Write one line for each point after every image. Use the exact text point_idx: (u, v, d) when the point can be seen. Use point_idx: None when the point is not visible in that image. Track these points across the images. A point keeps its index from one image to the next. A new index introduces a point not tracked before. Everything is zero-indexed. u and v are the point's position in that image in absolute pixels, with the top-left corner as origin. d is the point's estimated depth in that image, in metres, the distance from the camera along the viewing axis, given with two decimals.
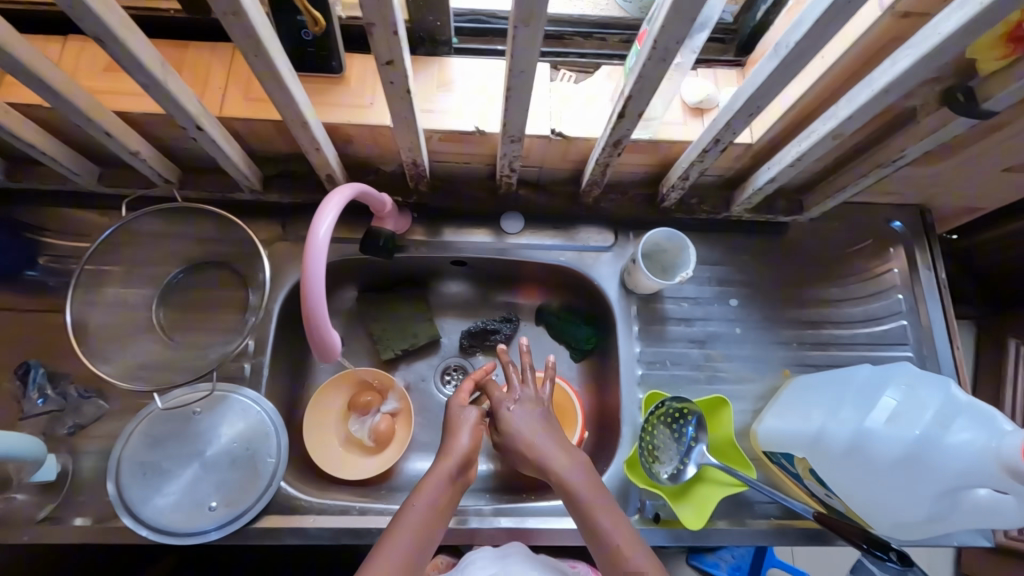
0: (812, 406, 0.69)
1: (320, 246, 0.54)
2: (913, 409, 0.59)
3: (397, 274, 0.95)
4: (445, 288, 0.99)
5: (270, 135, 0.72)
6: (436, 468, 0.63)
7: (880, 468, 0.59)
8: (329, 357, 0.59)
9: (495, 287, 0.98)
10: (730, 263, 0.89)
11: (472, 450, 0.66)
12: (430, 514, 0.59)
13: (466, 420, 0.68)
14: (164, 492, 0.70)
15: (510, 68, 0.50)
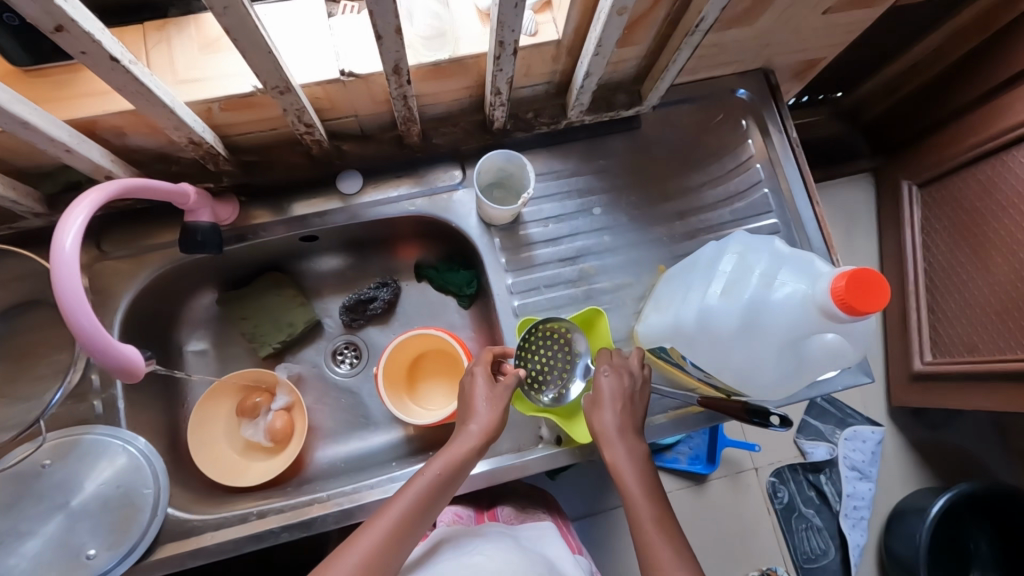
0: (670, 297, 0.69)
1: (69, 259, 0.48)
2: (742, 275, 0.60)
3: (255, 265, 0.88)
4: (316, 265, 0.93)
5: (26, 147, 0.63)
6: (455, 447, 0.63)
7: (727, 339, 0.60)
8: (132, 376, 0.55)
9: (367, 253, 0.93)
10: (590, 171, 0.86)
11: (491, 429, 0.65)
12: (427, 493, 0.61)
13: (485, 394, 0.66)
14: (28, 555, 0.65)
15: (212, 6, 0.43)
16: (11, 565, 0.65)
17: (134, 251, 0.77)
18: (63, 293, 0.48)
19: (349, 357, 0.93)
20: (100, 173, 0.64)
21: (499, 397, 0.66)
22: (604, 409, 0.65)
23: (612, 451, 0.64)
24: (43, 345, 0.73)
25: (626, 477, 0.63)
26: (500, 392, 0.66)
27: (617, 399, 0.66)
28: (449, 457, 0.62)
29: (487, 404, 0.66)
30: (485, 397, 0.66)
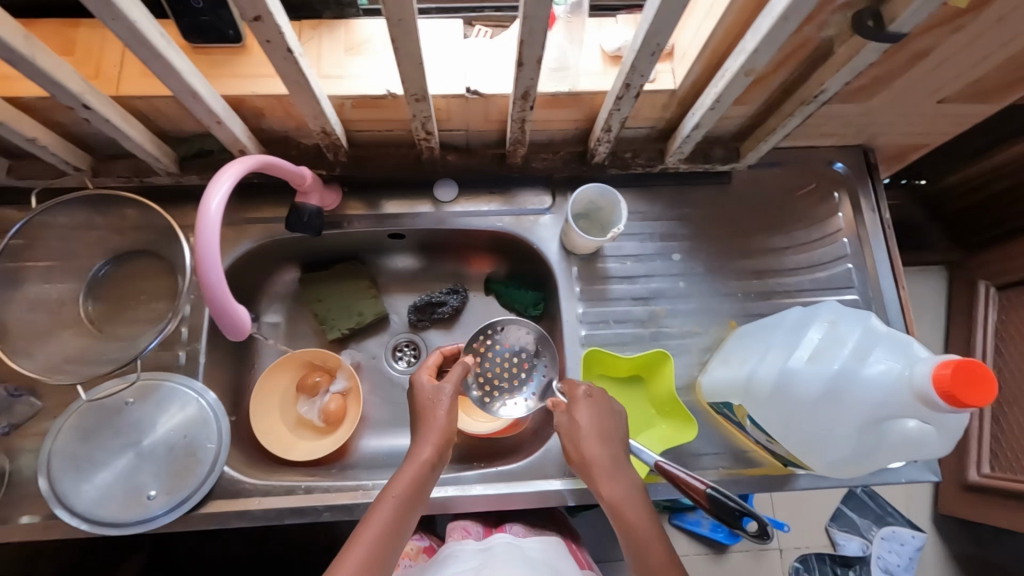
0: (745, 353, 0.68)
1: (212, 220, 0.52)
2: (833, 345, 0.60)
3: (339, 252, 0.93)
4: (391, 262, 0.97)
5: (176, 113, 0.70)
6: (420, 456, 0.64)
7: (806, 405, 0.59)
8: (235, 334, 0.57)
9: (441, 258, 0.97)
10: (673, 217, 0.87)
11: (450, 429, 0.67)
12: (403, 508, 0.61)
13: (442, 397, 0.69)
14: (99, 484, 0.70)
15: (388, 18, 0.48)
16: (81, 490, 0.69)
17: (243, 221, 0.84)
18: (201, 250, 0.52)
19: (408, 355, 0.96)
20: (235, 146, 0.69)
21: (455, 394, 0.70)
22: (580, 428, 0.65)
23: (610, 486, 0.62)
24: (144, 292, 0.79)
25: (613, 495, 0.62)
26: (451, 384, 0.70)
27: (591, 420, 0.65)
28: (417, 468, 0.63)
29: (447, 406, 0.68)
30: (439, 401, 0.69)
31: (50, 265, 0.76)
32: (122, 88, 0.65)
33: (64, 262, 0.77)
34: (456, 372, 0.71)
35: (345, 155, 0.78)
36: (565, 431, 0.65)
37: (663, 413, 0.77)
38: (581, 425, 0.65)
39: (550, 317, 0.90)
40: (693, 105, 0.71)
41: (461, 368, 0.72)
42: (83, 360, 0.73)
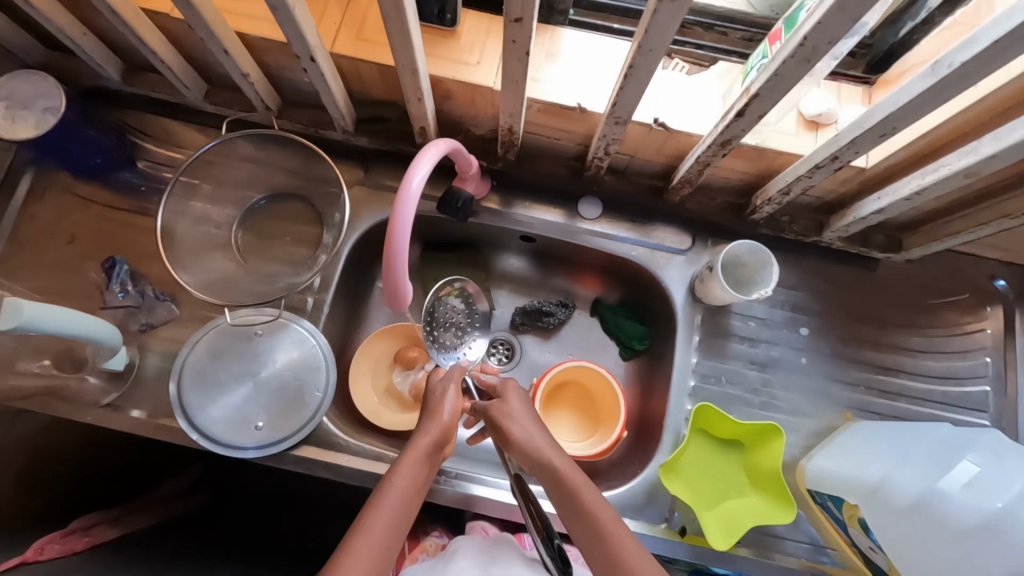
0: (875, 455, 0.67)
1: (411, 195, 0.54)
2: (999, 479, 0.57)
3: (460, 237, 0.92)
4: (504, 263, 0.96)
5: (373, 79, 0.73)
6: (417, 444, 0.60)
7: (949, 533, 0.57)
8: (397, 304, 0.59)
9: (553, 268, 0.94)
10: (810, 290, 0.84)
11: (450, 425, 0.63)
12: (405, 499, 0.55)
13: (445, 395, 0.64)
14: (217, 403, 0.74)
15: (639, 46, 0.48)
16: (200, 404, 0.73)
17: (385, 187, 0.83)
18: (395, 226, 0.53)
19: (501, 353, 0.94)
20: (419, 122, 0.72)
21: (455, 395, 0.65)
22: (519, 425, 0.62)
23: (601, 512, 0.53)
24: (289, 235, 0.83)
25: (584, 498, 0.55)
26: (453, 389, 0.65)
27: (527, 419, 0.63)
28: (415, 459, 0.58)
29: (451, 402, 0.64)
30: (440, 397, 0.64)
31: (217, 189, 0.81)
32: (337, 44, 0.68)
33: (227, 187, 0.82)
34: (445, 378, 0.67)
35: (514, 155, 0.78)
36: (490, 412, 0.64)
37: (761, 487, 0.73)
38: (513, 423, 0.62)
39: (655, 356, 0.88)
40: (878, 188, 0.69)
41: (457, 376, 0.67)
42: (227, 284, 0.78)
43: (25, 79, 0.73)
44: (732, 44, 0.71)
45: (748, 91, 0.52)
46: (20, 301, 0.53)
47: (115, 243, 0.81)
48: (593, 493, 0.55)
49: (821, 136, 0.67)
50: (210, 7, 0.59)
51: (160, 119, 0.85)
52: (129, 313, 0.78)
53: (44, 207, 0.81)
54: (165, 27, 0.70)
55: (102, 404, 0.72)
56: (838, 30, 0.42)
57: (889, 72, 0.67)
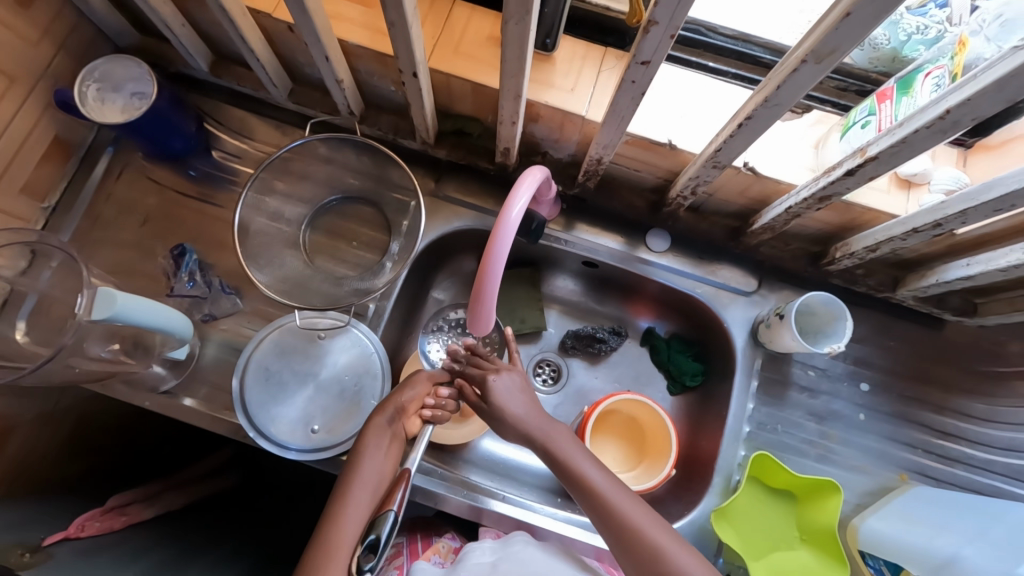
0: (943, 527, 0.67)
1: (512, 222, 0.54)
2: None
3: (516, 256, 0.90)
4: (557, 285, 0.92)
5: (462, 94, 0.73)
6: (376, 420, 0.65)
7: None
8: (477, 330, 0.61)
9: (607, 294, 0.91)
10: (875, 345, 0.82)
11: (412, 403, 0.68)
12: (381, 471, 0.61)
13: (410, 386, 0.70)
14: (276, 404, 0.74)
15: (764, 100, 0.48)
16: (259, 404, 0.73)
17: (454, 200, 0.83)
18: (492, 253, 0.53)
19: (547, 374, 0.89)
20: (506, 141, 0.72)
21: (423, 385, 0.70)
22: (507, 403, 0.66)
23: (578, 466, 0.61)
24: (356, 240, 0.84)
25: (570, 458, 0.62)
26: (421, 379, 0.71)
27: (512, 394, 0.67)
28: (378, 434, 0.64)
29: (414, 391, 0.69)
30: (408, 383, 0.70)
31: (291, 188, 0.81)
32: (435, 57, 0.68)
33: (300, 187, 0.82)
34: (412, 376, 0.72)
35: (595, 182, 0.79)
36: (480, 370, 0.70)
37: (811, 541, 0.73)
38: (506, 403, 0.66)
39: (709, 394, 0.85)
40: (966, 254, 0.68)
41: (429, 384, 0.71)
42: (295, 284, 0.79)
43: (120, 63, 0.73)
44: (827, 92, 0.69)
45: (864, 153, 0.52)
46: (114, 291, 0.57)
47: (183, 229, 0.82)
48: (577, 453, 0.62)
49: (913, 196, 0.66)
50: (322, 15, 0.59)
51: (238, 111, 0.85)
52: (194, 302, 0.78)
53: (119, 188, 0.81)
54: (265, 26, 0.70)
55: (161, 390, 0.72)
56: (984, 106, 0.42)
57: (992, 137, 0.66)
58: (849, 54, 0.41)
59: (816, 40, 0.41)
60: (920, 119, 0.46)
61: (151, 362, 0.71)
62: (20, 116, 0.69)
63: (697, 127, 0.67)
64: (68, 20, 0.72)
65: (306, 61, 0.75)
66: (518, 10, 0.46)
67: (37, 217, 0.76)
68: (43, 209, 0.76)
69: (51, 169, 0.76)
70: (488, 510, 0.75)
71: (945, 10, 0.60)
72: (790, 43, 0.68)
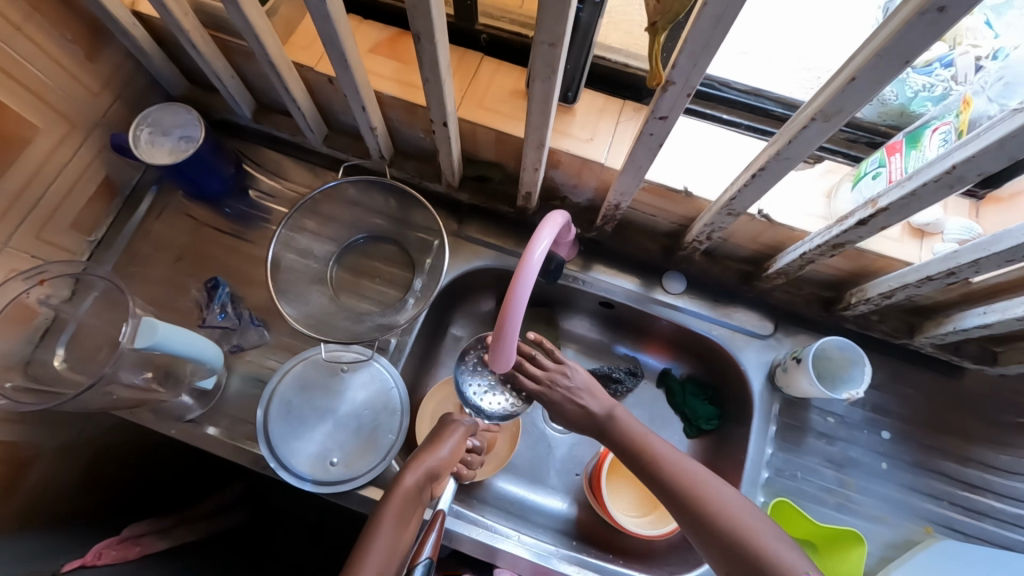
0: None
1: (533, 263, 0.56)
2: None
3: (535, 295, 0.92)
4: (573, 323, 0.94)
5: (487, 141, 0.77)
6: (407, 482, 0.65)
7: None
8: (496, 365, 0.62)
9: (623, 335, 0.92)
10: (894, 393, 0.81)
11: (446, 463, 0.69)
12: (397, 541, 0.60)
13: (444, 443, 0.70)
14: (298, 437, 0.75)
15: (777, 153, 0.51)
16: (279, 436, 0.75)
17: (476, 241, 0.86)
18: (514, 294, 0.56)
19: None
20: (528, 185, 0.75)
21: (459, 442, 0.71)
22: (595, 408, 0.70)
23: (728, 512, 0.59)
24: (381, 276, 0.87)
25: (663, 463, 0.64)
26: (456, 433, 0.72)
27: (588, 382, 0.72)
28: (402, 495, 0.64)
29: (449, 450, 0.70)
30: (444, 439, 0.70)
31: (321, 227, 0.85)
32: (463, 109, 0.72)
33: (330, 226, 0.86)
34: (448, 428, 0.72)
35: (614, 226, 0.82)
36: (539, 394, 0.73)
37: None
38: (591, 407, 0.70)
39: (725, 438, 0.84)
40: (982, 302, 0.69)
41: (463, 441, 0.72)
42: (321, 319, 0.82)
43: (170, 110, 0.79)
44: (835, 142, 0.71)
45: (875, 204, 0.54)
46: (155, 321, 0.62)
47: (216, 264, 0.86)
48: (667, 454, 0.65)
49: (925, 244, 0.67)
50: (361, 72, 0.65)
51: (274, 154, 0.90)
52: (224, 334, 0.82)
53: (160, 224, 0.86)
54: (306, 79, 0.75)
55: (186, 419, 0.75)
56: (987, 163, 0.44)
57: (1001, 190, 0.67)
58: (856, 112, 0.44)
59: (823, 101, 0.44)
60: (927, 172, 0.48)
61: (179, 392, 0.74)
62: (77, 158, 0.75)
63: (714, 177, 0.70)
64: (126, 71, 0.79)
65: (341, 109, 0.80)
66: (544, 70, 0.50)
67: (82, 250, 0.80)
68: (89, 243, 0.81)
69: (100, 205, 0.81)
70: (498, 550, 0.74)
71: (950, 69, 0.63)
72: (800, 97, 0.71)
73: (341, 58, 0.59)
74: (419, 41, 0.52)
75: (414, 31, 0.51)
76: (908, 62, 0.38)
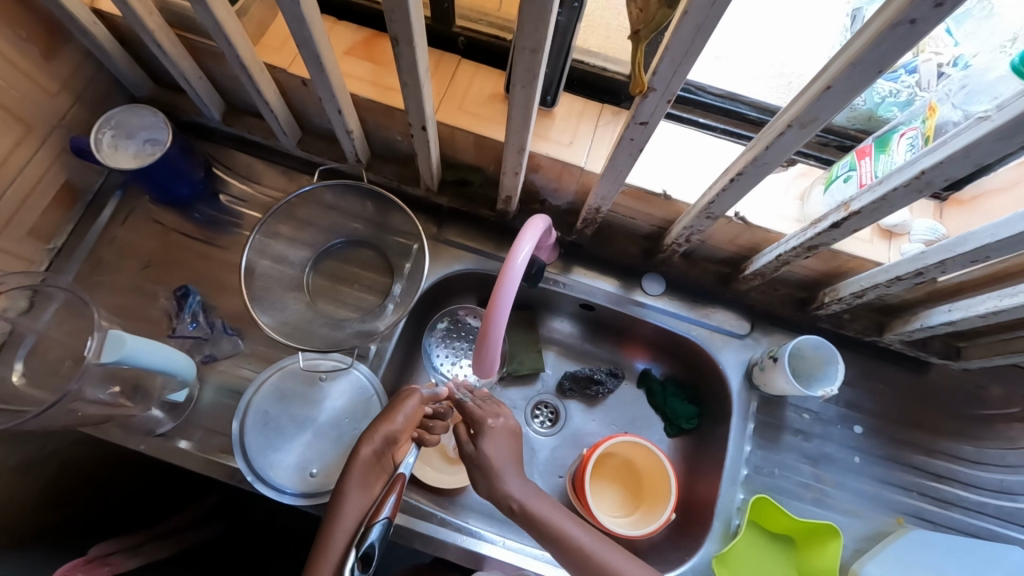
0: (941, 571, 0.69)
1: (516, 268, 0.55)
2: None
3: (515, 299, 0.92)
4: (553, 326, 0.94)
5: (466, 144, 0.76)
6: (363, 453, 0.62)
7: None
8: (482, 371, 0.62)
9: (603, 337, 0.92)
10: (865, 389, 0.84)
11: (404, 429, 0.66)
12: (361, 511, 0.59)
13: (402, 410, 0.66)
14: (276, 448, 0.73)
15: (754, 158, 0.52)
16: (257, 448, 0.73)
17: (456, 244, 0.86)
18: (498, 300, 0.55)
19: (544, 416, 0.89)
20: (508, 189, 0.75)
21: (416, 407, 0.67)
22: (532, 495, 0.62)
23: None
24: (359, 282, 0.85)
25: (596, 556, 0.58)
26: (413, 398, 0.68)
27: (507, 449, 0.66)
28: (362, 468, 0.62)
29: (406, 415, 0.66)
30: (399, 406, 0.67)
31: (296, 232, 0.83)
32: (441, 112, 0.72)
33: (305, 231, 0.84)
34: (402, 394, 0.68)
35: (594, 229, 0.83)
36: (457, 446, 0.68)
37: None
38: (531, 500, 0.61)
39: (705, 437, 0.85)
40: (947, 300, 0.72)
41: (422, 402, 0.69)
42: (298, 327, 0.80)
43: (135, 112, 0.76)
44: (808, 147, 0.72)
45: (848, 208, 0.55)
46: (123, 334, 0.59)
47: (186, 271, 0.83)
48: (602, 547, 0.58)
49: (894, 245, 0.70)
50: (337, 75, 0.63)
51: (246, 157, 0.88)
52: (196, 343, 0.79)
53: (125, 230, 0.83)
54: (279, 81, 0.74)
55: (156, 434, 0.72)
56: (954, 169, 0.46)
57: (964, 192, 0.70)
58: (830, 119, 0.45)
59: (798, 108, 0.44)
60: (897, 176, 0.50)
61: (149, 405, 0.71)
62: (34, 162, 0.71)
63: (692, 181, 0.71)
64: (87, 71, 0.75)
65: (316, 112, 0.78)
66: (525, 75, 0.50)
67: (41, 258, 0.76)
68: (48, 251, 0.77)
69: (59, 212, 0.77)
70: (484, 556, 0.73)
71: (914, 76, 0.65)
72: (773, 102, 0.73)
73: (316, 60, 0.58)
74: (397, 44, 0.51)
75: (393, 35, 0.50)
76: (881, 72, 0.39)
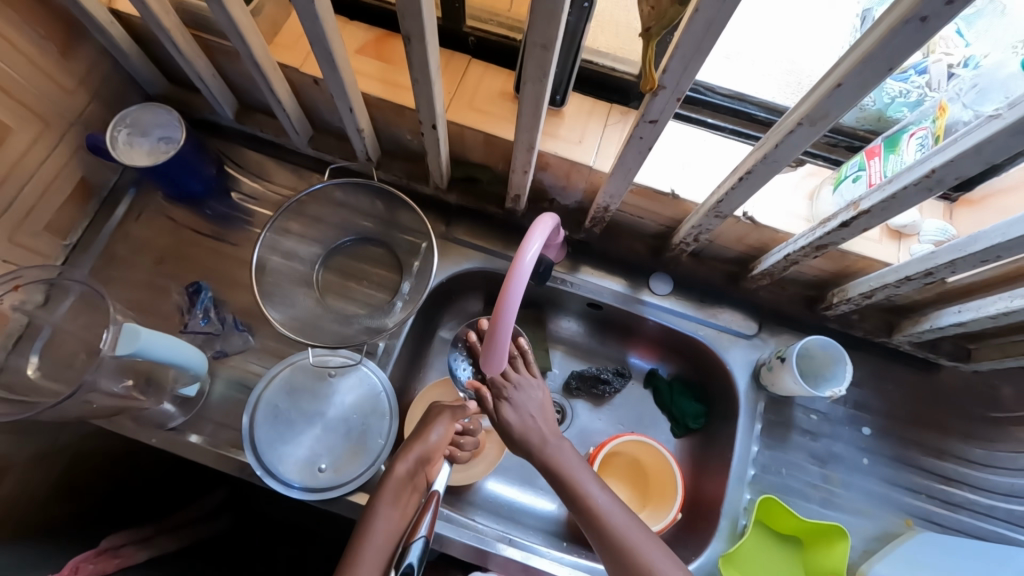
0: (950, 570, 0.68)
1: (525, 265, 0.56)
2: None
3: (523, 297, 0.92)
4: (560, 324, 0.94)
5: (475, 143, 0.77)
6: (397, 470, 0.66)
7: None
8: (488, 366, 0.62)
9: (611, 336, 0.92)
10: (874, 389, 0.84)
11: (437, 446, 0.70)
12: (392, 526, 0.62)
13: (434, 426, 0.71)
14: (285, 442, 0.74)
15: (763, 158, 0.52)
16: (265, 442, 0.73)
17: (464, 243, 0.86)
18: (507, 296, 0.56)
19: None
20: (517, 187, 0.75)
21: (447, 425, 0.72)
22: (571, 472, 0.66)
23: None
24: (368, 279, 0.86)
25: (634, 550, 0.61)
26: (444, 416, 0.72)
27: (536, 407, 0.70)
28: (396, 483, 0.65)
29: (439, 433, 0.71)
30: (433, 424, 0.71)
31: (306, 229, 0.84)
32: (451, 110, 0.72)
33: (315, 229, 0.85)
34: (434, 412, 0.72)
35: (602, 228, 0.83)
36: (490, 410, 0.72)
37: None
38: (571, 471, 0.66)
39: (712, 436, 0.85)
40: (957, 301, 0.71)
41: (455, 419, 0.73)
42: (306, 322, 0.80)
43: (150, 110, 0.77)
44: (817, 147, 0.73)
45: (857, 207, 0.55)
46: (137, 327, 0.60)
47: (198, 267, 0.84)
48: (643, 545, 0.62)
49: (903, 245, 0.69)
50: (349, 73, 0.64)
51: (258, 155, 0.89)
52: (208, 338, 0.80)
53: (139, 226, 0.84)
54: (291, 79, 0.74)
55: (167, 427, 0.73)
56: (964, 167, 0.46)
57: (974, 193, 0.70)
58: (840, 117, 0.45)
59: (809, 107, 0.45)
60: (906, 177, 0.50)
61: (161, 399, 0.72)
62: (51, 158, 0.72)
63: (701, 180, 0.71)
64: (103, 69, 0.77)
65: (327, 110, 0.79)
66: (536, 72, 0.50)
67: (57, 253, 0.78)
68: (64, 246, 0.78)
69: (75, 207, 0.78)
70: (490, 552, 0.73)
71: (924, 76, 0.65)
72: (782, 102, 0.73)
73: (329, 58, 0.58)
74: (410, 42, 0.52)
75: (405, 33, 0.51)
76: (891, 69, 0.39)
